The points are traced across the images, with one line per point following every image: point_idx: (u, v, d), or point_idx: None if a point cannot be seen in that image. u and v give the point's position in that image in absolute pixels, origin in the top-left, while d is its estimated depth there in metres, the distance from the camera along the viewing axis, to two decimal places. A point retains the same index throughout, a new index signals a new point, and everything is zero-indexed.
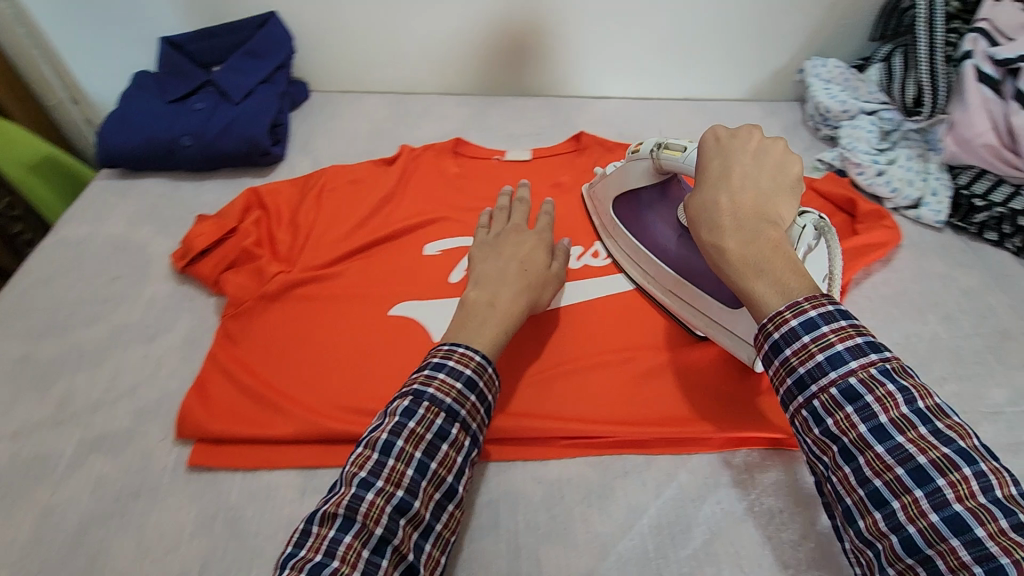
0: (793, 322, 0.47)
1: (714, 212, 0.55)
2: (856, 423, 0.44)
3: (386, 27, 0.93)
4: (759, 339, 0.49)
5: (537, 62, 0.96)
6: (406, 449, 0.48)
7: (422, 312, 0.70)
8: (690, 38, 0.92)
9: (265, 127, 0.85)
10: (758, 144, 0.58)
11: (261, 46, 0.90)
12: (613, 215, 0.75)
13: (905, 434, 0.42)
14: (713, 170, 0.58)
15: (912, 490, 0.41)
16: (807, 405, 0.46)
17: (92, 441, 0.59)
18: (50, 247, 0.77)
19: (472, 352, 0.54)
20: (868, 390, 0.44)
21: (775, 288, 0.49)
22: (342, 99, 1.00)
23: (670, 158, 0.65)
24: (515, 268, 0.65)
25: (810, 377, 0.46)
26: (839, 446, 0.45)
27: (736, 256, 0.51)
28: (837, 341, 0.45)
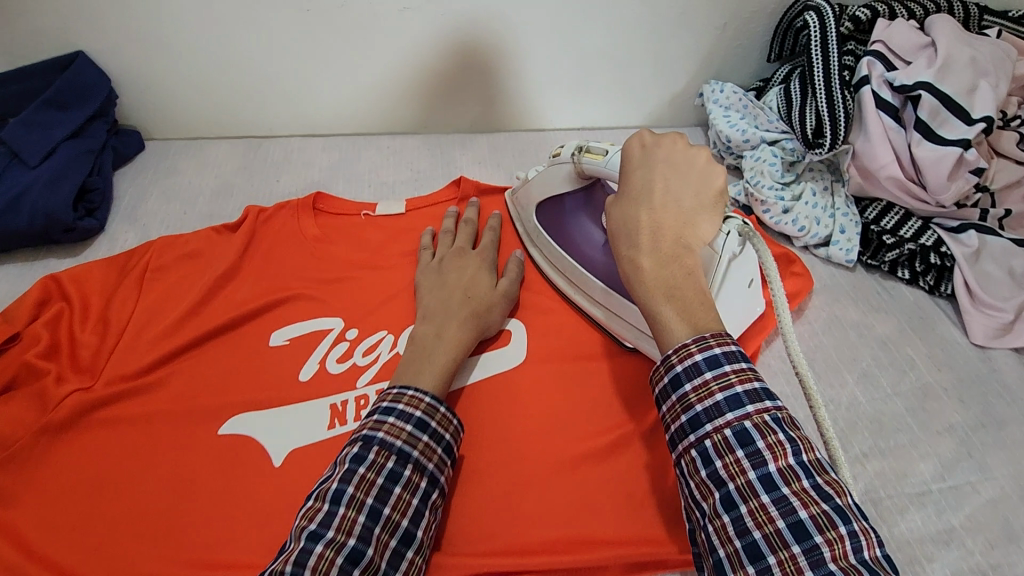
0: (698, 356, 0.43)
1: (630, 230, 0.50)
2: (746, 468, 0.40)
3: (226, 66, 0.78)
4: (657, 371, 0.45)
5: (412, 97, 0.85)
6: (356, 496, 0.42)
7: (261, 429, 0.57)
8: (578, 64, 0.83)
9: (68, 199, 0.69)
10: (685, 153, 0.52)
11: (66, 94, 0.73)
12: (538, 222, 0.70)
13: (790, 486, 0.39)
14: (633, 183, 0.52)
15: (790, 545, 0.37)
16: (699, 445, 0.43)
17: None
18: None
19: (422, 393, 0.48)
20: (761, 436, 0.41)
21: (684, 316, 0.45)
22: (184, 148, 0.85)
23: (591, 162, 0.60)
24: (458, 296, 0.61)
25: (705, 416, 0.42)
26: (722, 492, 0.41)
27: (650, 279, 0.47)
28: (737, 382, 0.42)
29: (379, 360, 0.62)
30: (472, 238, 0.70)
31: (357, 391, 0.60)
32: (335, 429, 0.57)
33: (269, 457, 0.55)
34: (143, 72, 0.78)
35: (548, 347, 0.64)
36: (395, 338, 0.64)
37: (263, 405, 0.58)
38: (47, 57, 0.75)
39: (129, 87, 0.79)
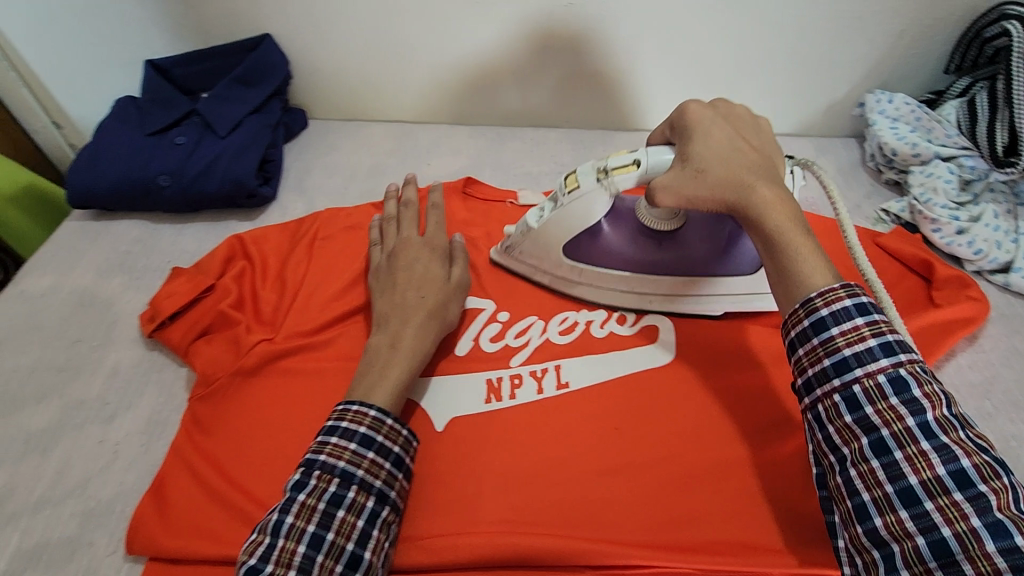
0: (847, 301, 0.43)
1: (740, 181, 0.51)
2: (903, 415, 0.40)
3: (392, 53, 0.83)
4: (796, 314, 0.46)
5: (560, 92, 0.86)
6: (296, 525, 0.45)
7: (422, 395, 0.60)
8: (731, 67, 0.82)
9: (253, 166, 0.76)
10: (731, 109, 0.57)
11: (252, 72, 0.79)
12: (568, 259, 0.65)
13: (949, 435, 0.39)
14: (715, 136, 0.54)
15: (951, 492, 0.38)
16: (844, 391, 0.43)
17: (29, 552, 0.50)
18: (4, 302, 0.67)
19: (366, 407, 0.51)
20: (918, 385, 0.41)
21: (819, 254, 0.48)
22: (341, 128, 0.91)
23: (626, 177, 0.58)
24: (414, 296, 0.60)
25: (855, 360, 0.42)
26: (873, 437, 0.41)
27: (779, 218, 0.49)
28: (887, 330, 0.42)
29: (530, 343, 0.64)
30: (417, 221, 0.68)
31: (511, 369, 0.62)
32: (492, 403, 0.59)
33: (432, 423, 0.58)
34: (318, 56, 0.84)
35: (700, 346, 0.63)
36: (545, 322, 0.66)
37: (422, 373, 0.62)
38: (239, 39, 0.82)
39: (303, 70, 0.86)
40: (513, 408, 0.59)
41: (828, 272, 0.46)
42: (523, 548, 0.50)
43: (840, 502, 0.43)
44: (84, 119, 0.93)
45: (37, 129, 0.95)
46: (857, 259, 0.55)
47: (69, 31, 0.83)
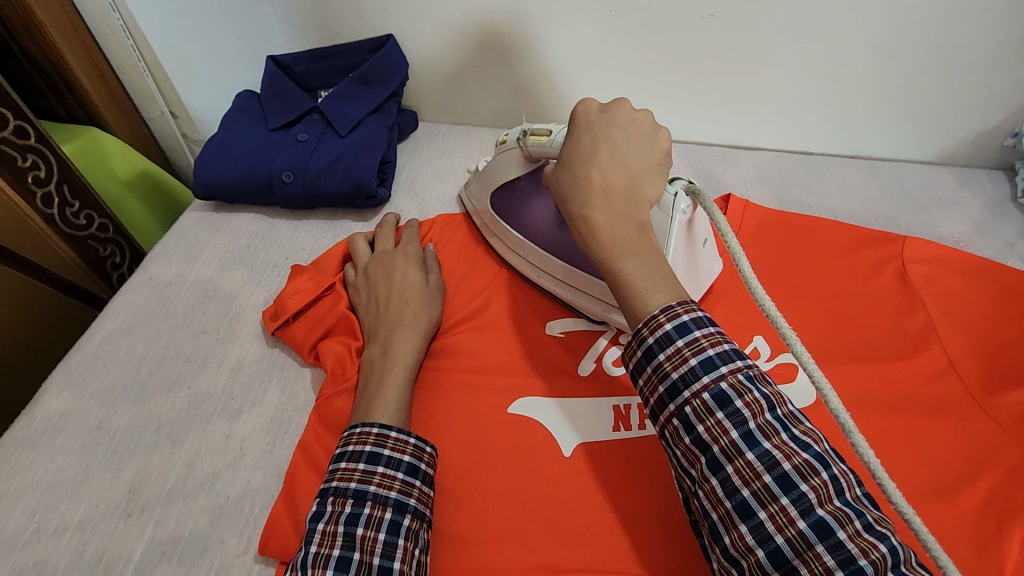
0: (668, 326, 0.40)
1: (582, 192, 0.49)
2: (728, 429, 0.37)
3: (515, 59, 0.81)
4: (630, 345, 0.42)
5: (681, 105, 0.83)
6: (318, 554, 0.43)
7: (547, 417, 0.58)
8: (873, 87, 0.77)
9: (374, 167, 0.75)
10: (629, 118, 0.53)
11: (375, 72, 0.79)
12: (494, 207, 0.71)
13: (771, 440, 0.37)
14: (581, 146, 0.52)
15: (778, 498, 0.35)
16: (678, 413, 0.39)
17: (163, 545, 0.50)
18: (133, 288, 0.69)
19: (369, 425, 0.50)
20: (738, 395, 0.38)
21: (644, 269, 0.43)
22: (451, 131, 0.90)
23: (537, 143, 0.61)
24: (394, 301, 0.61)
25: (681, 382, 0.39)
26: (708, 457, 0.38)
27: (602, 232, 0.46)
28: (709, 346, 0.39)
29: None
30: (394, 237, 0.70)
31: (640, 398, 0.59)
32: (621, 432, 0.57)
33: (559, 448, 0.56)
34: (438, 59, 0.83)
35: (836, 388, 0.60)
36: None
37: (547, 392, 0.59)
38: (362, 38, 0.82)
39: (421, 72, 0.85)
40: (642, 440, 0.56)
41: (653, 287, 0.42)
42: None
43: (697, 526, 0.40)
44: (200, 110, 0.96)
45: (155, 116, 0.98)
46: (760, 300, 0.49)
47: (200, 25, 0.84)
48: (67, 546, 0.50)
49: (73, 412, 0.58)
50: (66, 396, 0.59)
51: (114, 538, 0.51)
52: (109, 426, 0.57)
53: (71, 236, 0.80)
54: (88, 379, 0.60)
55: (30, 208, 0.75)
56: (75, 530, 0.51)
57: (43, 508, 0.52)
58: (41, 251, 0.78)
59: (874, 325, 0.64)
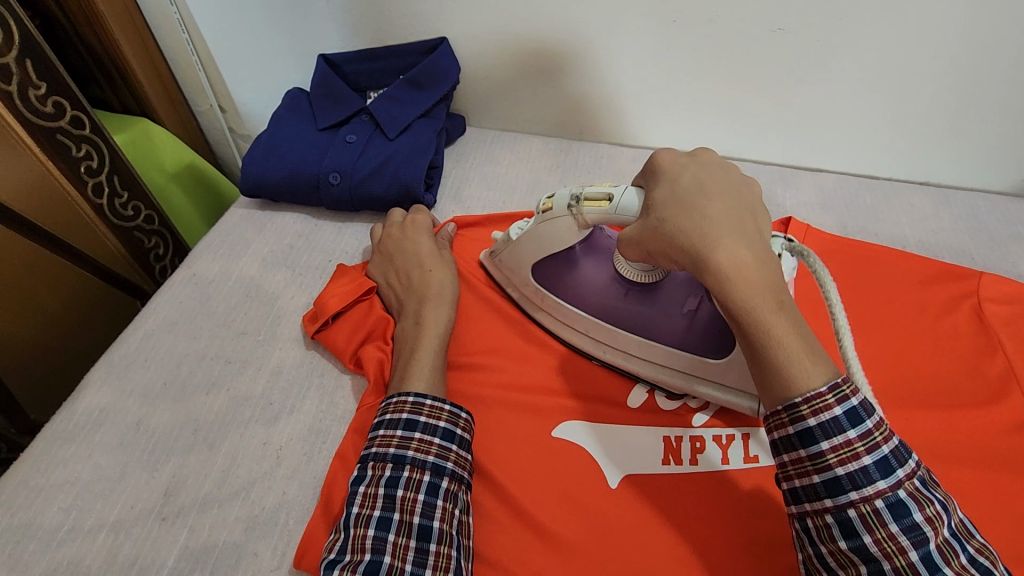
0: (838, 412, 0.39)
1: (714, 230, 0.44)
2: (905, 546, 0.38)
3: (570, 70, 0.79)
4: (777, 416, 0.41)
5: (741, 121, 0.80)
6: (362, 513, 0.46)
7: (593, 442, 0.55)
8: (950, 111, 0.73)
9: (422, 173, 0.74)
10: (718, 160, 0.51)
11: (427, 75, 0.77)
12: (537, 281, 0.61)
13: (950, 564, 0.38)
14: (685, 182, 0.47)
15: None
16: (839, 512, 0.39)
17: (198, 552, 0.49)
18: (177, 284, 0.68)
19: (405, 394, 0.52)
20: (917, 508, 0.38)
21: (795, 330, 0.40)
22: (499, 138, 0.88)
23: (597, 211, 0.53)
24: (417, 271, 0.63)
25: (850, 481, 0.39)
26: (874, 567, 0.38)
27: (750, 282, 0.41)
28: (883, 442, 0.39)
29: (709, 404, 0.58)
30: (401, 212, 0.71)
31: (691, 430, 0.56)
32: (670, 466, 0.54)
33: (604, 476, 0.53)
34: (490, 64, 0.81)
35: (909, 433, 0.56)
36: None
37: (592, 417, 0.57)
38: (415, 40, 0.81)
39: (473, 76, 0.83)
40: (693, 476, 0.53)
41: (813, 352, 0.40)
42: None
43: None
44: (248, 106, 0.96)
45: (204, 109, 0.98)
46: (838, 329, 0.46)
47: (254, 21, 0.84)
48: (102, 547, 0.49)
49: (112, 408, 0.57)
50: (106, 392, 0.59)
51: (151, 541, 0.50)
52: (148, 425, 0.56)
53: (118, 228, 0.81)
54: (129, 375, 0.60)
55: (82, 198, 0.75)
56: (110, 531, 0.50)
57: (79, 507, 0.51)
58: (89, 242, 0.79)
59: (948, 367, 0.60)
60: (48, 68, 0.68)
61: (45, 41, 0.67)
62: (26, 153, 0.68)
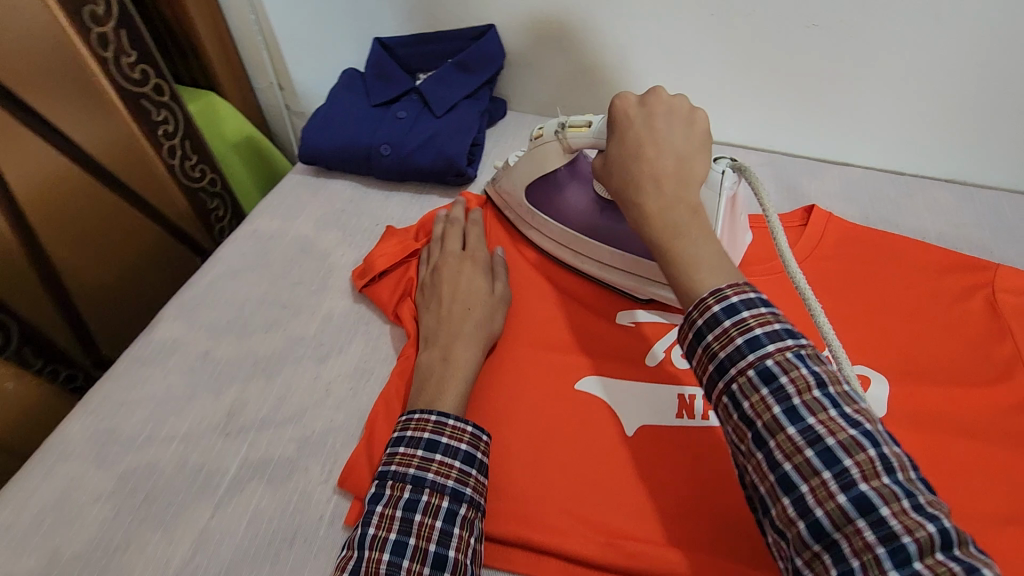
0: (716, 308, 0.42)
1: (631, 181, 0.52)
2: (771, 405, 0.38)
3: (609, 59, 0.84)
4: (682, 330, 0.44)
5: (771, 114, 0.84)
6: (377, 535, 0.46)
7: (611, 396, 0.59)
8: (978, 111, 0.75)
9: (464, 148, 0.79)
10: (667, 103, 0.55)
11: (474, 59, 0.83)
12: (530, 202, 0.71)
13: (816, 416, 0.37)
14: (625, 139, 0.54)
15: (820, 473, 0.36)
16: (725, 390, 0.41)
17: (256, 464, 0.56)
18: (240, 237, 0.75)
19: (429, 413, 0.52)
20: (783, 371, 0.39)
21: (697, 255, 0.46)
22: (537, 122, 0.93)
23: (578, 136, 0.62)
24: (458, 309, 0.61)
25: (728, 360, 0.41)
26: (751, 431, 0.39)
27: (656, 221, 0.49)
28: (756, 325, 0.41)
29: None
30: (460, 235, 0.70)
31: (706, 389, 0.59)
32: (685, 420, 0.57)
33: (621, 427, 0.57)
34: (534, 51, 0.86)
35: (915, 407, 0.59)
36: None
37: (613, 373, 0.61)
38: (464, 27, 0.86)
39: (517, 62, 0.89)
40: (706, 431, 0.56)
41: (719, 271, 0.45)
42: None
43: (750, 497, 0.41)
44: (305, 85, 1.03)
45: (264, 87, 1.05)
46: (795, 278, 0.54)
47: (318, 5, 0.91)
48: (174, 454, 0.56)
49: (184, 339, 0.65)
50: (179, 324, 0.66)
51: (214, 453, 0.56)
52: (214, 356, 0.63)
53: (186, 187, 0.88)
54: (198, 313, 0.67)
55: (157, 158, 0.83)
56: (180, 442, 0.57)
57: (156, 419, 0.58)
58: (161, 199, 0.87)
59: (955, 348, 0.63)
60: (139, 40, 0.77)
61: (136, 14, 0.75)
62: (114, 115, 0.76)
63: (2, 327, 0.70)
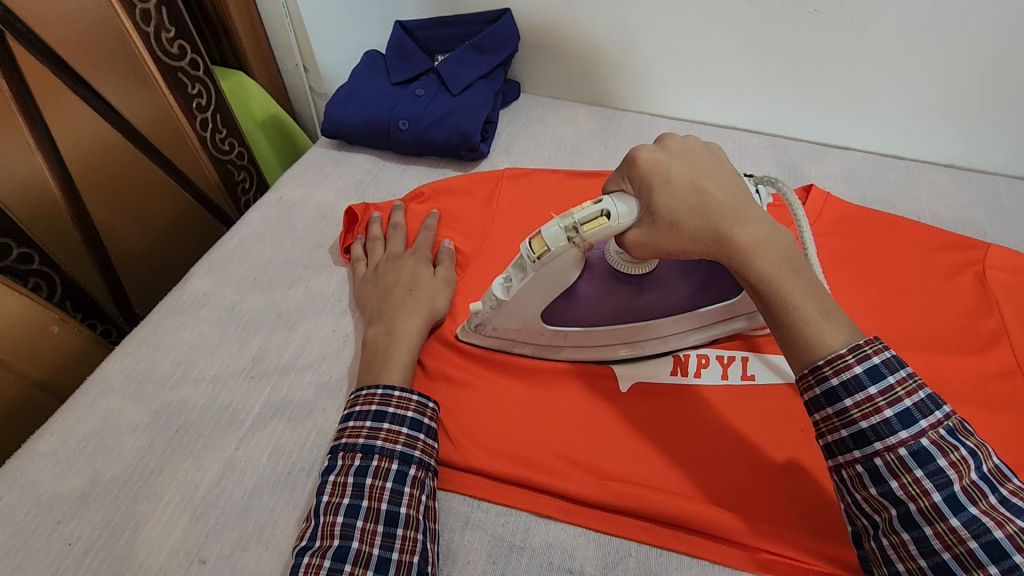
0: (858, 370, 0.43)
1: (715, 218, 0.48)
2: (928, 489, 0.41)
3: (619, 44, 0.87)
4: (804, 378, 0.45)
5: (775, 98, 0.86)
6: (332, 501, 0.50)
7: (608, 355, 0.63)
8: (978, 96, 0.77)
9: (478, 124, 0.83)
10: (689, 144, 0.54)
11: (490, 40, 0.87)
12: (550, 326, 0.60)
13: (977, 504, 0.41)
14: (678, 180, 0.50)
15: (985, 565, 0.39)
16: (866, 463, 0.43)
17: (278, 404, 0.60)
18: (266, 204, 0.80)
19: (374, 387, 0.56)
20: (942, 454, 0.41)
21: (812, 296, 0.46)
22: (550, 104, 0.97)
23: (598, 231, 0.51)
24: (400, 291, 0.64)
25: (873, 433, 0.43)
26: (901, 510, 0.42)
27: (766, 256, 0.47)
28: (905, 396, 0.43)
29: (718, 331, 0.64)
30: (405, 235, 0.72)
31: (699, 348, 0.62)
32: (677, 377, 0.61)
33: (616, 382, 0.61)
34: (548, 35, 0.90)
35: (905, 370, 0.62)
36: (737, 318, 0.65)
37: None
38: (481, 11, 0.90)
39: (531, 45, 0.92)
40: (696, 387, 0.60)
41: (834, 318, 0.45)
42: (696, 516, 0.52)
43: (876, 567, 0.44)
44: (329, 66, 1.08)
45: (290, 68, 1.10)
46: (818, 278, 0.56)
47: None
48: (204, 393, 0.61)
49: (213, 292, 0.70)
50: (208, 280, 0.71)
51: (240, 393, 0.61)
52: (241, 308, 0.68)
53: (217, 160, 0.94)
54: (227, 269, 0.72)
55: (191, 130, 0.89)
56: (210, 382, 0.62)
57: (187, 361, 0.63)
58: (193, 169, 0.92)
59: (943, 320, 0.66)
60: (178, 17, 0.83)
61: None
62: (154, 90, 0.83)
63: (48, 280, 0.75)
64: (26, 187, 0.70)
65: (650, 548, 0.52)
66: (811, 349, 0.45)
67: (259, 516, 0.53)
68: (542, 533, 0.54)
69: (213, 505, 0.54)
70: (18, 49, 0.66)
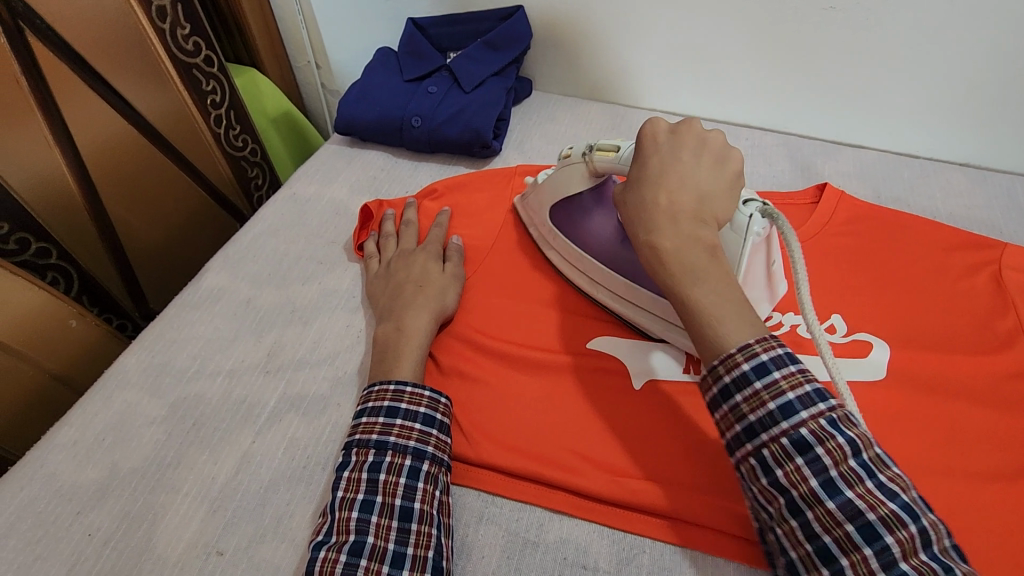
0: (746, 367, 0.43)
1: (648, 213, 0.51)
2: (807, 476, 0.40)
3: (632, 41, 0.87)
4: (704, 377, 0.45)
5: (789, 96, 0.86)
6: (347, 497, 0.50)
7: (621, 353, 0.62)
8: (995, 94, 0.77)
9: (491, 121, 0.83)
10: (699, 136, 0.54)
11: (502, 37, 0.87)
12: (556, 226, 0.68)
13: (853, 488, 0.40)
14: (647, 167, 0.53)
15: (861, 548, 0.39)
16: (756, 454, 0.42)
17: (293, 399, 0.61)
18: (280, 200, 0.81)
19: (386, 383, 0.56)
20: (818, 442, 0.40)
21: (716, 301, 0.45)
22: (562, 101, 0.97)
23: (604, 159, 0.60)
24: (410, 287, 0.65)
25: (760, 426, 0.42)
26: (786, 498, 0.41)
27: (671, 259, 0.48)
28: (788, 389, 0.42)
29: None
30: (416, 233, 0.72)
31: None
32: (692, 376, 0.60)
33: (630, 380, 0.60)
34: (560, 32, 0.90)
35: (919, 370, 0.62)
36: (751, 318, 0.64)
37: (626, 333, 0.64)
38: (494, 8, 0.90)
39: (544, 42, 0.92)
40: None
41: (740, 322, 0.45)
42: (710, 514, 0.52)
43: (776, 556, 0.44)
44: (341, 63, 1.08)
45: (302, 65, 1.10)
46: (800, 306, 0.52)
47: None
48: (220, 387, 0.62)
49: (228, 287, 0.70)
50: (223, 275, 0.72)
51: (255, 387, 0.62)
52: (256, 303, 0.69)
53: (230, 156, 0.95)
54: (242, 265, 0.73)
55: (205, 126, 0.89)
56: (226, 376, 0.62)
57: (203, 356, 0.64)
58: (206, 165, 0.93)
59: (958, 321, 0.65)
60: (193, 14, 0.83)
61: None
62: (169, 86, 0.83)
63: (66, 275, 0.76)
64: (46, 183, 0.71)
65: (666, 545, 0.52)
66: (705, 346, 0.45)
67: (275, 508, 0.54)
68: (556, 528, 0.54)
69: (230, 498, 0.54)
70: (37, 45, 0.67)
